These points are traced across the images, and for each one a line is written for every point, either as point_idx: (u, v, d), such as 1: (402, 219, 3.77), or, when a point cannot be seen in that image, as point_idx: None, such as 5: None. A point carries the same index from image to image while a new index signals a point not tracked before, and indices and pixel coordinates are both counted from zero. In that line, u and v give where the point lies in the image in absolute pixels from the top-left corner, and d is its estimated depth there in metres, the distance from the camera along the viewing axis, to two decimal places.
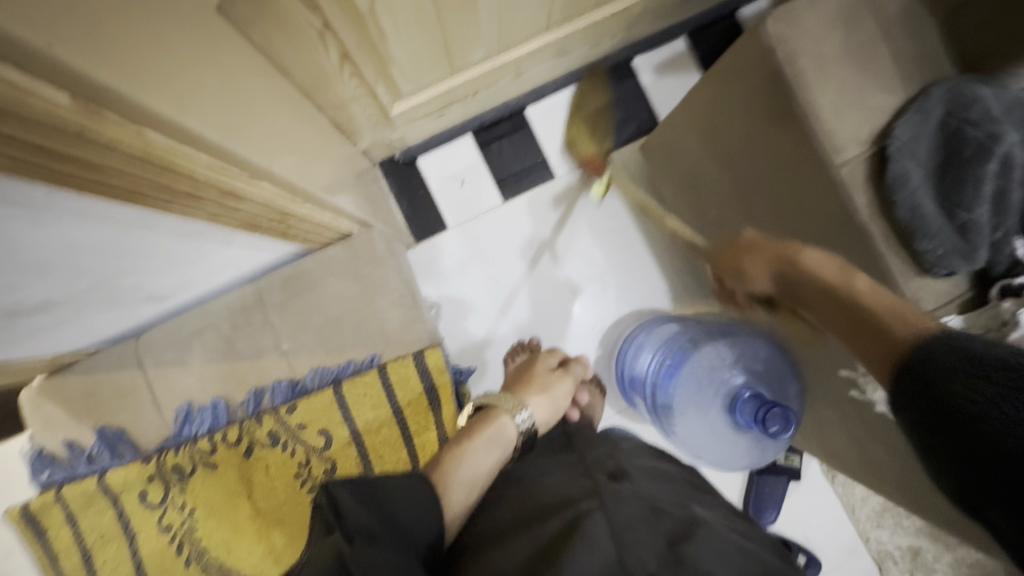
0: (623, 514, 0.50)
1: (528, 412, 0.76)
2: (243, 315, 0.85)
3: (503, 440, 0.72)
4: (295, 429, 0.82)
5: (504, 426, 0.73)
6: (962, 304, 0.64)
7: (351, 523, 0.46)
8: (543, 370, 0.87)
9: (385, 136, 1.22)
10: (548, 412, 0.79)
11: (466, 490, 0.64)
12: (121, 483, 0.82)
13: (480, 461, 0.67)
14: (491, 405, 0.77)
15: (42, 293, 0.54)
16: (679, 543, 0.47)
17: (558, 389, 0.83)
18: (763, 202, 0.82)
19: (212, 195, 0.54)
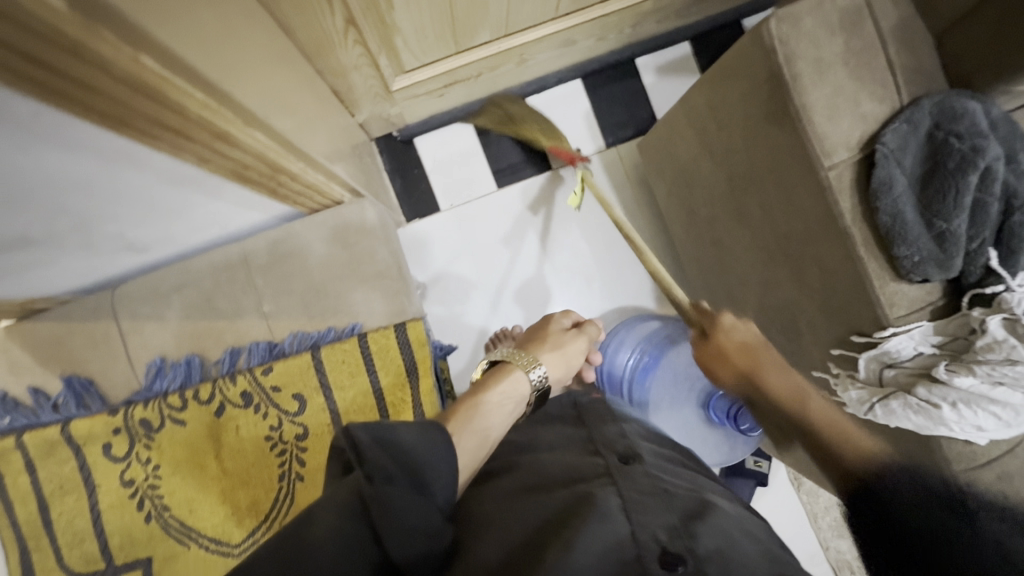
0: (634, 489, 0.49)
1: (542, 369, 0.75)
2: (225, 274, 0.83)
3: (518, 394, 0.71)
4: (269, 392, 0.81)
5: (518, 381, 0.72)
6: (934, 310, 0.65)
7: (371, 464, 0.42)
8: (557, 329, 0.84)
9: (383, 110, 1.21)
10: (562, 370, 0.78)
11: (481, 440, 0.60)
12: (85, 434, 0.80)
13: (496, 411, 0.66)
14: (506, 361, 0.75)
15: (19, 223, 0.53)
16: (691, 519, 0.45)
17: (572, 348, 0.80)
18: (753, 202, 0.84)
19: (203, 138, 0.53)
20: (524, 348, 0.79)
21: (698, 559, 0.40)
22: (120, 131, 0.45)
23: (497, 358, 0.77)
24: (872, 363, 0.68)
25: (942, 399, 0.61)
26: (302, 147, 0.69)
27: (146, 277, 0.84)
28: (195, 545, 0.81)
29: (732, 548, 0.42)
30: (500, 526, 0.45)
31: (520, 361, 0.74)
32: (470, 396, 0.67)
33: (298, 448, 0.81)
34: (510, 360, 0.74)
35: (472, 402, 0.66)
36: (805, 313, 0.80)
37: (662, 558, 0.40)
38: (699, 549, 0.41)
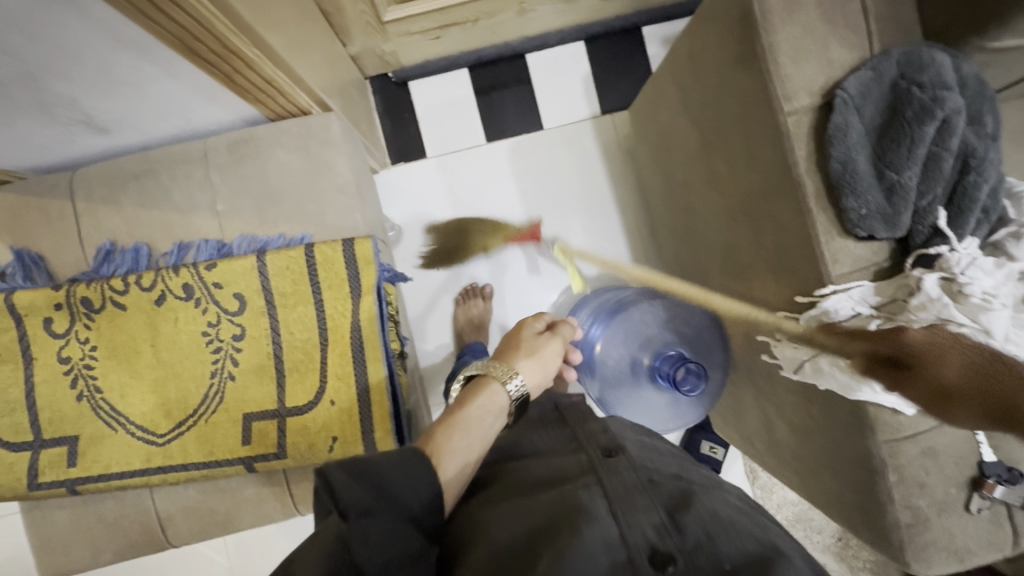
0: (619, 487, 0.53)
1: (521, 377, 0.69)
2: (183, 168, 0.84)
3: (497, 407, 0.66)
4: (211, 288, 0.81)
5: (497, 393, 0.67)
6: (877, 271, 0.64)
7: (345, 501, 0.44)
8: (529, 333, 0.77)
9: (376, 45, 1.20)
10: (540, 377, 0.72)
11: (463, 459, 0.59)
12: (27, 305, 0.81)
13: (476, 428, 0.62)
14: (483, 373, 0.69)
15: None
16: (674, 510, 0.51)
17: (549, 352, 0.73)
18: (719, 159, 0.82)
19: None
20: (498, 358, 0.73)
21: (685, 556, 0.46)
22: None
23: (473, 371, 0.70)
24: (811, 323, 0.66)
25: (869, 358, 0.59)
26: (264, 36, 0.67)
27: (107, 163, 0.84)
28: (122, 429, 0.82)
29: (716, 531, 0.48)
30: (511, 530, 0.50)
31: (497, 373, 0.68)
32: (447, 416, 0.63)
33: (234, 347, 0.82)
34: (487, 373, 0.68)
35: (451, 421, 0.62)
36: (758, 276, 0.79)
37: (652, 559, 0.46)
38: (685, 544, 0.47)
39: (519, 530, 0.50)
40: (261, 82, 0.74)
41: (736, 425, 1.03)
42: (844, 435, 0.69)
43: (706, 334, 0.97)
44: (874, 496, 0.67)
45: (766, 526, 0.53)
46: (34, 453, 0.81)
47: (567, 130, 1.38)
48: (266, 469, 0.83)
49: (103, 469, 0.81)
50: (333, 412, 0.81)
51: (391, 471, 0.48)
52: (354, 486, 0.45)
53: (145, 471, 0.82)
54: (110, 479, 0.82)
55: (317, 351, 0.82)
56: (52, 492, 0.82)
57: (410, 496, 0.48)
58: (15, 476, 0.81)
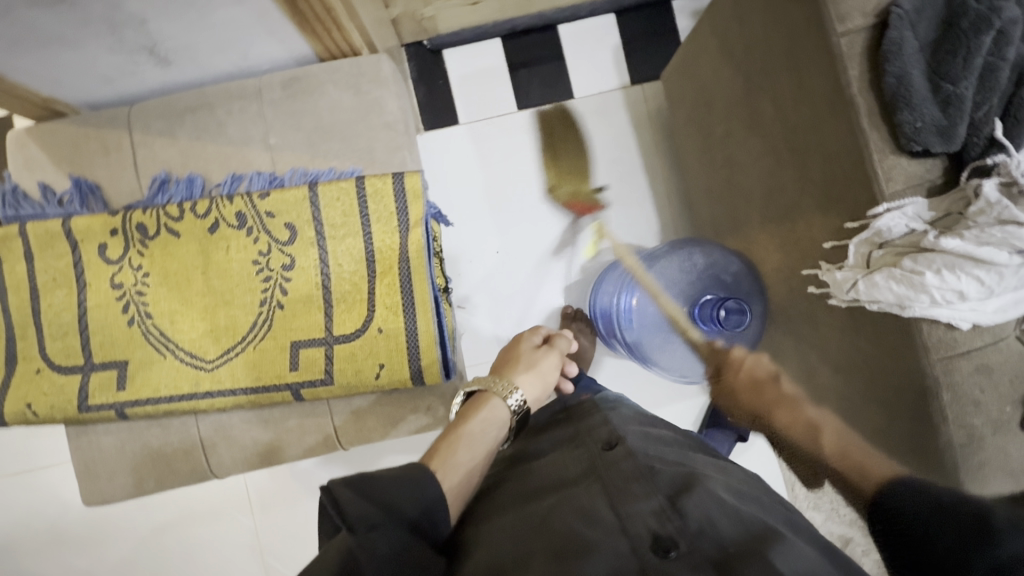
0: (617, 480, 0.54)
1: (520, 394, 0.73)
2: (238, 103, 0.86)
3: (498, 422, 0.70)
4: (263, 217, 0.83)
5: (498, 407, 0.71)
6: (931, 189, 0.65)
7: (349, 515, 0.47)
8: (528, 348, 0.81)
9: (416, 9, 1.22)
10: (537, 391, 0.75)
11: (468, 466, 0.63)
12: (84, 230, 0.82)
13: (480, 440, 0.66)
14: (484, 389, 0.73)
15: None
16: (676, 495, 0.51)
17: (546, 366, 0.78)
18: (763, 101, 0.83)
19: None
20: (499, 372, 0.77)
21: (688, 540, 0.46)
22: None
23: (474, 389, 0.73)
24: (862, 246, 0.67)
25: (926, 266, 0.60)
26: None
27: (164, 97, 0.87)
28: (171, 355, 0.83)
29: (720, 513, 0.49)
30: (517, 538, 0.49)
31: (498, 389, 0.72)
32: (451, 432, 0.66)
33: (283, 277, 0.83)
34: (488, 389, 0.72)
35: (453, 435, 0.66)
36: (803, 214, 0.80)
37: (653, 547, 0.46)
38: (688, 528, 0.47)
39: (522, 537, 0.49)
40: (321, 11, 0.76)
41: None
42: (895, 360, 0.68)
43: (742, 283, 0.99)
44: (925, 417, 0.66)
45: (773, 506, 0.55)
46: (84, 376, 0.83)
47: (597, 99, 1.40)
48: (312, 397, 0.84)
49: (152, 393, 0.83)
50: (380, 339, 0.82)
51: (392, 488, 0.52)
52: (358, 499, 0.49)
53: (193, 396, 0.83)
54: (159, 403, 0.83)
55: (364, 284, 0.83)
56: (101, 415, 0.83)
57: (412, 511, 0.51)
58: (65, 398, 0.82)
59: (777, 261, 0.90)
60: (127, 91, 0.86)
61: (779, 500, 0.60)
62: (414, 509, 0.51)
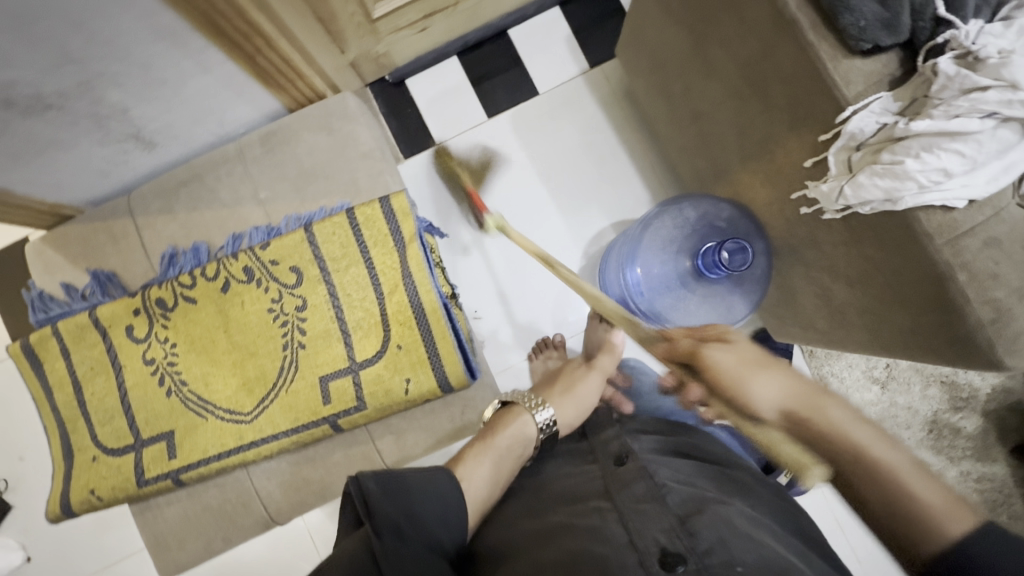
0: (632, 500, 0.57)
1: (549, 411, 0.76)
2: (224, 168, 0.91)
3: (526, 438, 0.73)
4: (269, 266, 0.87)
5: (525, 423, 0.74)
6: (892, 82, 0.65)
7: (376, 517, 0.50)
8: (571, 369, 0.87)
9: (370, 48, 1.28)
10: (571, 411, 0.78)
11: (491, 480, 0.66)
12: (110, 317, 0.87)
13: (505, 454, 0.70)
14: (516, 404, 0.78)
15: (13, 69, 0.61)
16: (687, 514, 0.54)
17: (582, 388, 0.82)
18: (713, 45, 0.85)
19: None
20: (535, 393, 0.81)
21: (697, 556, 0.49)
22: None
23: (507, 403, 0.78)
24: (841, 153, 0.68)
25: (905, 154, 0.61)
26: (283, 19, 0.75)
27: (157, 179, 0.92)
28: (212, 416, 0.86)
29: (730, 535, 0.51)
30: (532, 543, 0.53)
31: (526, 403, 0.76)
32: (479, 444, 0.71)
33: (299, 318, 0.87)
34: (518, 403, 0.77)
35: (478, 448, 0.70)
36: (780, 141, 0.81)
37: (662, 559, 0.49)
38: (698, 547, 0.50)
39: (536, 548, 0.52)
40: (279, 63, 0.82)
41: (794, 317, 1.01)
42: (904, 256, 0.68)
43: (738, 225, 1.00)
44: (947, 303, 0.66)
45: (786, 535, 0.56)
46: (136, 453, 0.87)
47: (561, 89, 1.43)
48: (350, 426, 0.86)
49: (200, 455, 0.86)
50: (401, 355, 0.85)
51: (417, 492, 0.55)
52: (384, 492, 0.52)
53: (240, 449, 0.86)
54: (209, 462, 0.86)
55: (375, 307, 0.86)
56: (159, 486, 0.87)
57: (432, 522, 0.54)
58: (123, 477, 0.86)
59: (767, 195, 0.91)
60: (124, 181, 0.92)
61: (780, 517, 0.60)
62: (436, 525, 0.54)
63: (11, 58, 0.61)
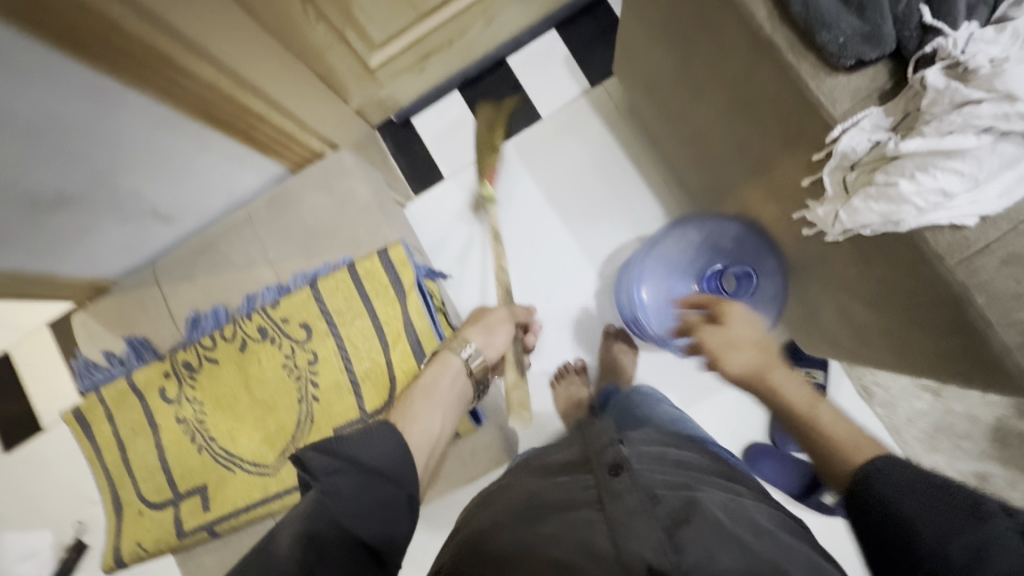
0: (623, 511, 0.51)
1: (472, 347, 0.85)
2: (237, 233, 0.97)
3: (452, 371, 0.83)
4: (280, 323, 0.91)
5: (450, 362, 0.84)
6: (883, 96, 0.61)
7: (319, 480, 0.55)
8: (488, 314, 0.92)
9: (374, 93, 1.32)
10: (489, 344, 0.87)
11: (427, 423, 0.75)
12: (145, 381, 0.95)
13: (436, 390, 0.80)
14: (441, 349, 0.86)
15: (32, 174, 0.68)
16: (674, 527, 0.49)
17: (495, 321, 0.90)
18: (698, 66, 0.83)
19: (156, 67, 0.66)
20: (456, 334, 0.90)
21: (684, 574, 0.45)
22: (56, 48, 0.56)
23: (432, 351, 0.88)
24: (835, 173, 0.64)
25: (899, 175, 0.56)
26: (269, 91, 0.81)
27: (179, 248, 1.00)
28: (239, 469, 0.91)
29: (716, 547, 0.48)
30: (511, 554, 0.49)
31: (452, 347, 0.85)
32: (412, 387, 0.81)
33: (311, 372, 0.90)
34: (446, 349, 0.85)
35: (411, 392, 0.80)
36: (776, 160, 0.78)
37: None
38: (684, 564, 0.46)
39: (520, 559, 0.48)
40: (275, 134, 0.88)
41: (819, 333, 0.95)
42: (915, 275, 0.63)
43: (745, 247, 1.02)
44: (969, 325, 0.60)
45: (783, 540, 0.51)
46: (176, 507, 0.93)
47: (562, 111, 1.42)
48: None
49: (231, 507, 0.91)
50: None
51: (355, 449, 0.60)
52: (325, 455, 0.58)
53: (266, 500, 0.90)
54: (239, 514, 0.91)
55: (381, 357, 0.89)
56: (197, 537, 0.92)
57: (378, 484, 0.57)
58: (165, 530, 0.93)
59: (772, 211, 0.87)
60: (151, 253, 1.00)
61: (775, 517, 0.57)
62: (383, 484, 0.58)
63: (29, 166, 0.67)
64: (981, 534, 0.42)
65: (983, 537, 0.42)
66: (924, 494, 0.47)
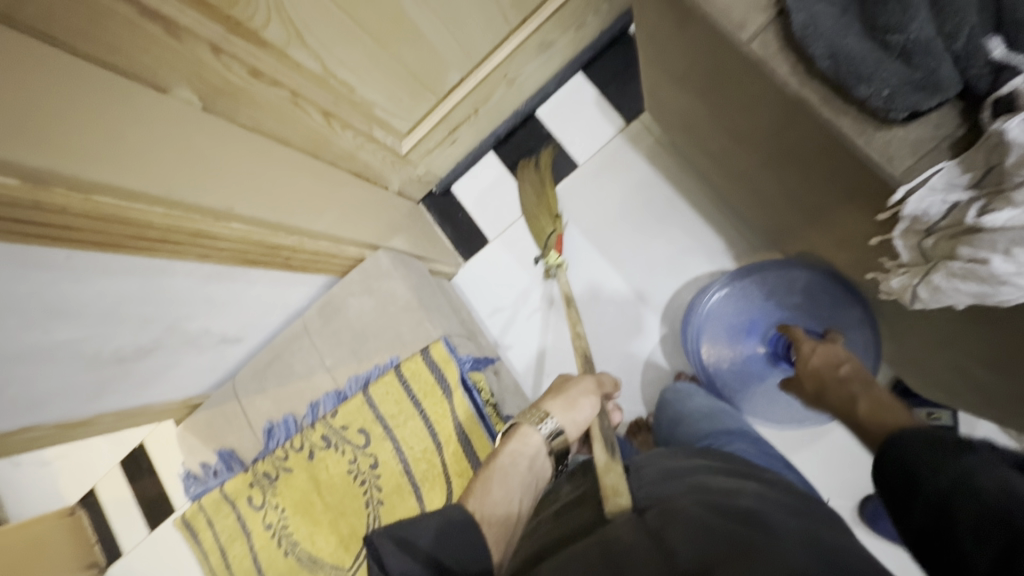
0: (612, 534, 0.49)
1: (552, 420, 0.72)
2: (295, 344, 1.03)
3: (532, 450, 0.70)
4: (341, 431, 0.95)
5: (527, 436, 0.71)
6: (954, 146, 0.49)
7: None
8: (564, 379, 0.81)
9: (410, 173, 1.30)
10: (576, 416, 0.73)
11: (506, 504, 0.63)
12: (235, 491, 1.03)
13: (516, 471, 0.67)
14: (517, 421, 0.74)
15: (112, 343, 0.77)
16: (661, 533, 0.46)
17: (576, 391, 0.76)
18: (728, 113, 0.74)
19: (184, 238, 0.71)
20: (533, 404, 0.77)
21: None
22: (113, 250, 0.64)
23: (508, 423, 0.75)
24: (908, 238, 0.55)
25: (990, 251, 0.47)
26: (281, 222, 0.85)
27: (249, 363, 1.07)
28: (321, 571, 0.95)
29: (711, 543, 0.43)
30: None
31: (528, 418, 0.72)
32: (483, 470, 0.67)
33: (373, 475, 0.92)
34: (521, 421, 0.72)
35: (486, 475, 0.66)
36: (838, 211, 0.67)
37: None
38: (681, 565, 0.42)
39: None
40: (309, 257, 0.96)
41: (930, 378, 0.82)
42: None
43: (817, 296, 0.96)
44: None
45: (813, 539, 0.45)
46: None
47: (599, 154, 1.36)
48: None
49: None
50: None
51: (431, 536, 0.51)
52: (403, 553, 0.48)
53: None
54: None
55: (436, 456, 0.90)
56: None
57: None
58: None
59: (846, 258, 0.75)
60: (227, 369, 1.09)
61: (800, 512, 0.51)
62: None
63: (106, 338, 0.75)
64: (966, 459, 0.46)
65: (973, 462, 0.45)
66: (927, 446, 0.50)
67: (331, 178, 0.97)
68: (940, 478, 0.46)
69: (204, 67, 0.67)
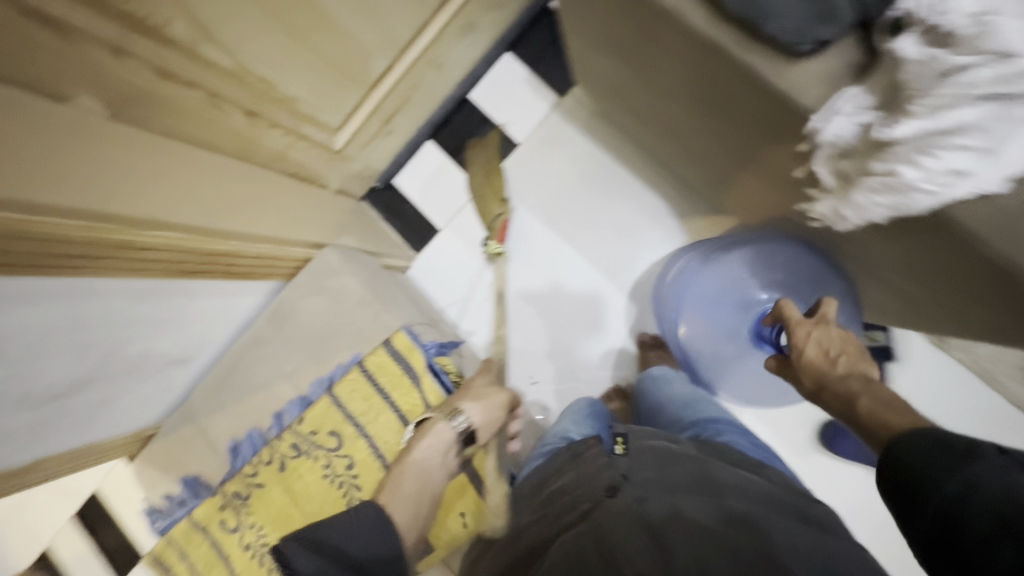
0: (614, 529, 0.54)
1: (463, 416, 0.80)
2: (249, 355, 0.99)
3: (442, 444, 0.78)
4: (310, 436, 0.92)
5: (442, 431, 0.78)
6: (855, 73, 0.54)
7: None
8: (477, 383, 0.88)
9: (348, 169, 1.26)
10: (481, 418, 0.81)
11: (414, 499, 0.70)
12: (204, 517, 0.97)
13: (427, 466, 0.75)
14: (431, 418, 0.81)
15: (47, 378, 0.71)
16: (658, 536, 0.52)
17: (491, 398, 0.84)
18: (651, 71, 0.76)
19: (113, 251, 0.68)
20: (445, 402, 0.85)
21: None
22: (30, 271, 0.60)
23: (425, 420, 0.82)
24: (829, 163, 0.58)
25: (897, 162, 0.51)
26: (220, 227, 0.85)
27: (202, 383, 1.02)
28: None
29: (705, 553, 0.51)
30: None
31: (440, 414, 0.80)
32: (399, 464, 0.75)
33: (351, 476, 0.90)
34: (432, 417, 0.80)
35: (401, 470, 0.74)
36: (763, 152, 0.70)
37: None
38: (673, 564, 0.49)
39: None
40: (253, 263, 0.96)
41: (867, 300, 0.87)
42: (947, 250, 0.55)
43: (800, 273, 1.07)
44: None
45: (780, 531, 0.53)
46: None
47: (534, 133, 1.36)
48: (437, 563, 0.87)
49: None
50: None
51: (348, 537, 0.56)
52: (311, 554, 0.52)
53: None
54: None
55: None
56: None
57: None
58: None
59: (776, 197, 0.79)
60: (179, 392, 1.04)
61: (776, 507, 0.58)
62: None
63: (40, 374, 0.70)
64: (978, 469, 0.43)
65: (982, 471, 0.43)
66: (935, 449, 0.46)
67: (265, 181, 0.93)
68: (953, 490, 0.44)
69: (113, 76, 0.60)
